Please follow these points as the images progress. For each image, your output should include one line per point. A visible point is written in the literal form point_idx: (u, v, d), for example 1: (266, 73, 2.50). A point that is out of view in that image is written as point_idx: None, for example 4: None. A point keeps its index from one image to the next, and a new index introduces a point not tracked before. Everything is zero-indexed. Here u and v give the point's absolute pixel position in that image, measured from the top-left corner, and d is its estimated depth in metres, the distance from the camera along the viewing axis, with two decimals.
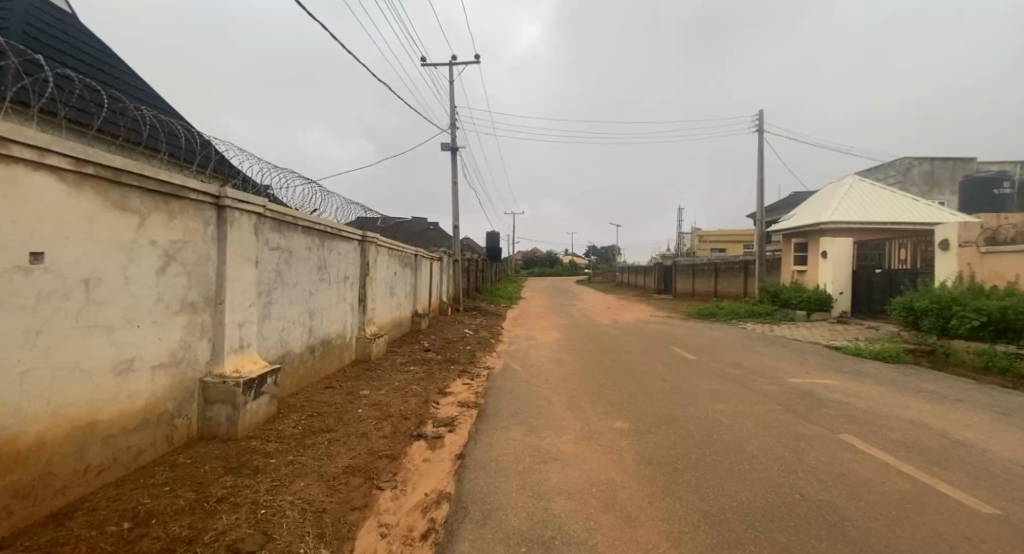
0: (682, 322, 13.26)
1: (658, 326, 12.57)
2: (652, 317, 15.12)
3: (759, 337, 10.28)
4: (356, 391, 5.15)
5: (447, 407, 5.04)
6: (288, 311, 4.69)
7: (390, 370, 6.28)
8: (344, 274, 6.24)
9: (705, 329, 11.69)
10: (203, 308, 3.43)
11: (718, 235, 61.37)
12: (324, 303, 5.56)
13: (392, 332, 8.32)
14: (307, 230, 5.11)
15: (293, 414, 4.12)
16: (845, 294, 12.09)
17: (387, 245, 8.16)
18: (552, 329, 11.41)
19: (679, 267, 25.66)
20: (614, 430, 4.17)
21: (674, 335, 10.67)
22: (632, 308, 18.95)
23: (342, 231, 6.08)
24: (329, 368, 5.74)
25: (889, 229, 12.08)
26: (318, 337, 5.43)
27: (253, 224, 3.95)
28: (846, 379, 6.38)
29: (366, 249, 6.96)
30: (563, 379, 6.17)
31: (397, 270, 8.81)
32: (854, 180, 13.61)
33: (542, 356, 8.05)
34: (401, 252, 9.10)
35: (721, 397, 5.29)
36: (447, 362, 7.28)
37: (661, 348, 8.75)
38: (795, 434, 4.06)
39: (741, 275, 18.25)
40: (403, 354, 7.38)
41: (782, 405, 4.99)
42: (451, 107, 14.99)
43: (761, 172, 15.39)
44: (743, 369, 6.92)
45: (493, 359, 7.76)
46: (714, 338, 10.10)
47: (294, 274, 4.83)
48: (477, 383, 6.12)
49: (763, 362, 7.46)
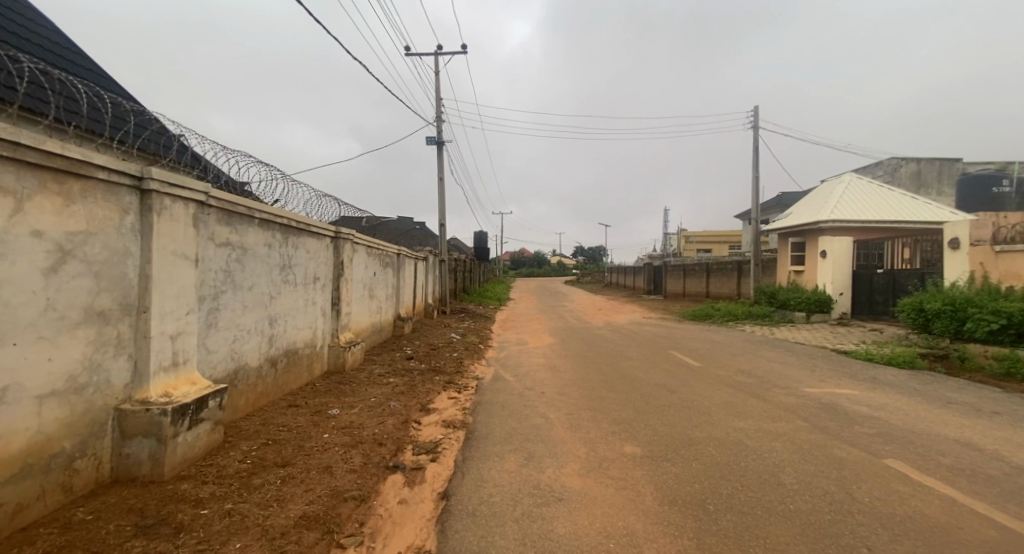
0: (678, 324, 12.77)
1: (653, 328, 12.05)
2: (646, 319, 14.62)
3: (760, 340, 9.80)
4: (324, 411, 4.45)
5: (430, 429, 4.37)
6: (240, 318, 3.98)
7: (366, 384, 5.59)
8: (313, 275, 5.54)
9: (703, 332, 11.19)
10: (120, 317, 2.72)
11: (705, 236, 61.65)
12: (288, 308, 4.87)
13: (371, 338, 7.63)
14: (266, 223, 4.41)
15: (242, 445, 3.42)
16: (845, 295, 11.71)
17: (365, 243, 7.44)
18: (543, 333, 10.80)
19: (670, 268, 25.30)
20: (625, 459, 3.56)
21: (672, 339, 10.14)
22: (624, 309, 18.46)
23: (310, 226, 5.37)
24: (295, 383, 5.04)
25: (890, 228, 11.74)
26: (280, 347, 4.74)
27: (192, 214, 3.25)
28: (866, 388, 5.89)
29: (339, 246, 6.25)
30: (560, 391, 5.55)
31: (377, 271, 8.12)
32: (851, 179, 13.28)
33: (535, 363, 7.43)
34: (381, 251, 8.40)
35: (738, 412, 4.73)
36: (432, 372, 6.61)
37: (661, 354, 8.19)
38: (835, 460, 3.50)
39: (734, 275, 17.89)
40: (382, 364, 6.69)
41: (808, 422, 4.44)
42: (438, 99, 14.29)
43: (755, 169, 15.02)
44: (753, 378, 6.38)
45: (482, 368, 7.12)
46: (714, 342, 9.60)
47: (249, 275, 4.12)
48: (464, 397, 5.46)
49: (773, 369, 6.94)
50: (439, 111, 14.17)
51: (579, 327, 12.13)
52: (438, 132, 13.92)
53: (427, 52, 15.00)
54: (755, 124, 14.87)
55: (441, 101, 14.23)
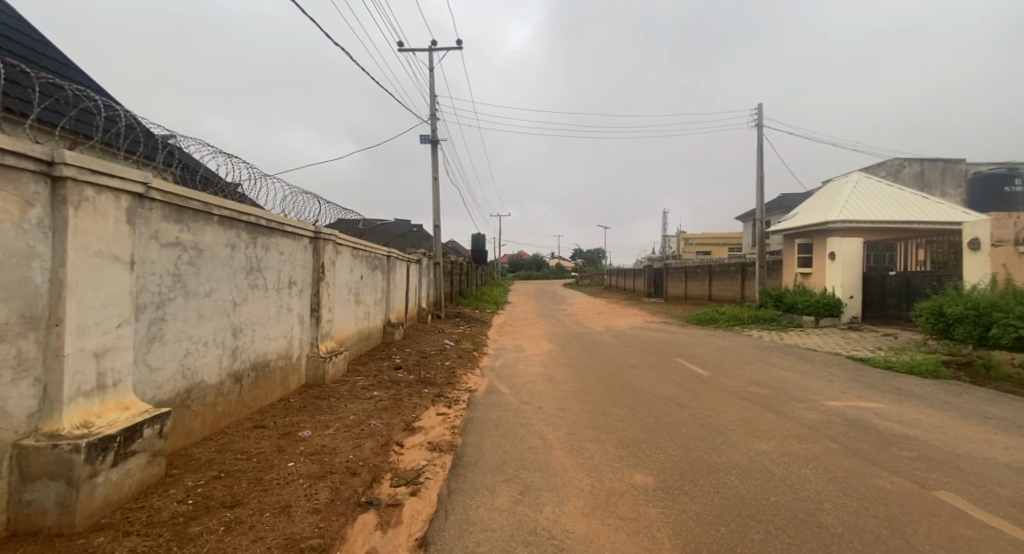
0: (681, 329, 12.31)
1: (656, 333, 11.56)
2: (648, 324, 14.15)
3: (770, 346, 9.32)
4: (293, 433, 3.95)
5: (413, 452, 3.87)
6: (194, 329, 3.48)
7: (346, 399, 5.08)
8: (288, 279, 5.04)
9: (708, 337, 10.71)
10: (20, 332, 2.21)
11: (702, 239, 61.36)
12: (256, 316, 4.37)
13: (357, 347, 7.12)
14: (228, 220, 3.92)
15: (187, 480, 2.92)
16: (855, 299, 11.18)
17: (351, 244, 6.94)
18: (542, 340, 10.31)
19: (670, 271, 24.86)
20: (636, 492, 3.06)
21: (677, 345, 9.67)
22: (625, 313, 18.00)
23: (284, 224, 4.87)
24: (264, 400, 4.53)
25: (901, 228, 11.30)
26: (247, 361, 4.23)
27: (125, 208, 2.75)
28: (893, 401, 5.40)
29: (319, 248, 5.76)
30: (559, 407, 5.06)
31: (364, 274, 7.62)
32: (858, 178, 12.86)
33: (532, 373, 6.93)
34: (369, 254, 7.91)
35: (759, 431, 4.24)
36: (420, 383, 6.10)
37: (667, 362, 7.70)
38: (879, 492, 3.02)
39: (738, 278, 17.44)
40: (367, 375, 6.18)
41: (838, 443, 3.95)
42: (432, 96, 13.83)
43: (760, 169, 14.58)
44: (769, 390, 5.89)
45: (475, 378, 6.62)
46: (721, 348, 9.13)
47: (206, 280, 3.63)
48: (455, 413, 4.97)
49: (788, 379, 6.46)
50: (433, 108, 13.71)
51: (579, 333, 11.64)
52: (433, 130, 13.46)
53: (422, 48, 14.54)
54: (759, 122, 14.45)
55: (435, 98, 13.78)
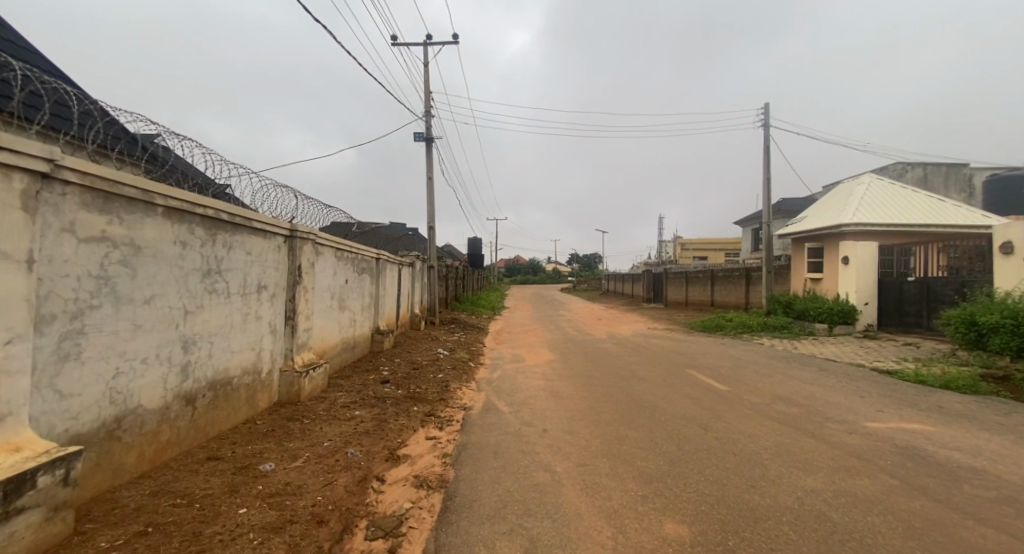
0: (687, 337, 11.75)
1: (661, 341, 10.99)
2: (651, 330, 13.58)
3: (784, 356, 8.77)
4: (253, 467, 3.31)
5: (396, 490, 3.25)
6: (128, 344, 2.85)
7: (321, 420, 4.44)
8: (256, 283, 4.41)
9: (717, 345, 10.15)
10: None
11: (699, 244, 61.06)
12: (215, 326, 3.75)
13: (339, 358, 6.49)
14: (178, 213, 3.29)
15: (102, 541, 2.28)
16: (870, 305, 10.71)
17: (334, 244, 6.31)
18: (542, 348, 9.72)
19: (670, 275, 24.34)
20: (671, 548, 2.47)
21: (685, 354, 9.09)
22: (625, 319, 17.45)
23: (251, 220, 4.25)
24: (223, 425, 3.88)
25: (917, 232, 10.80)
26: (202, 379, 3.60)
27: (26, 189, 2.13)
28: (938, 422, 4.84)
29: (295, 248, 5.13)
30: (567, 430, 4.45)
31: (350, 277, 6.99)
32: (870, 180, 12.38)
33: (533, 387, 6.31)
34: (356, 256, 7.31)
35: (801, 461, 3.65)
36: (408, 399, 5.48)
37: (679, 374, 7.10)
38: (972, 550, 2.43)
39: (742, 283, 16.91)
40: (348, 390, 5.55)
41: (897, 478, 3.38)
42: (426, 92, 13.21)
43: (766, 170, 14.09)
44: (797, 408, 5.30)
45: (470, 393, 6.00)
46: (734, 358, 8.55)
47: (146, 283, 3.00)
48: (446, 437, 4.34)
49: (815, 395, 5.88)
50: (428, 105, 13.12)
51: (581, 341, 11.04)
52: (427, 127, 12.87)
53: (415, 42, 13.94)
54: (766, 122, 13.95)
55: (430, 94, 13.18)
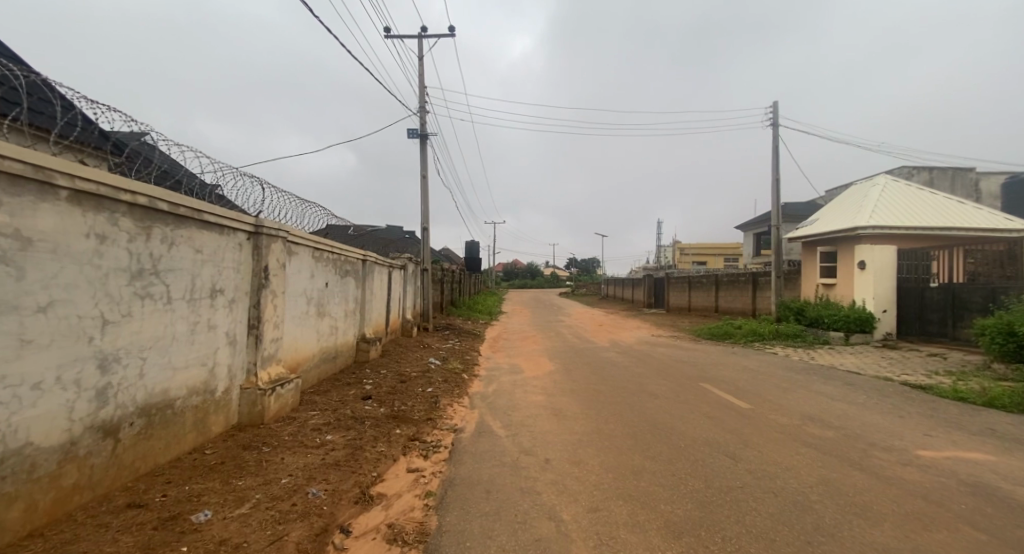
0: (694, 345, 11.14)
1: (668, 350, 10.37)
2: (656, 338, 12.96)
3: (802, 367, 8.14)
4: (184, 518, 2.63)
5: (364, 547, 2.58)
6: (7, 365, 2.17)
7: (283, 449, 3.76)
8: (208, 286, 3.74)
9: (728, 355, 9.53)
10: None
11: (699, 249, 60.59)
12: (148, 338, 3.08)
13: (314, 371, 5.81)
14: (91, 199, 2.63)
15: None
16: (889, 313, 10.16)
17: (312, 243, 5.66)
18: (542, 357, 9.08)
19: (673, 280, 23.75)
20: None
21: (696, 364, 8.47)
22: (627, 325, 16.82)
23: (202, 212, 3.58)
24: (159, 457, 3.20)
25: (937, 235, 10.23)
26: (128, 405, 2.92)
27: None
28: (997, 448, 4.21)
29: (260, 246, 4.46)
30: (572, 461, 3.78)
31: (331, 280, 6.34)
32: (885, 182, 11.82)
33: (532, 404, 5.65)
34: (339, 258, 6.67)
35: (857, 505, 3.01)
36: (391, 419, 4.80)
37: (693, 389, 6.46)
38: None
39: (748, 289, 16.33)
40: (322, 410, 4.87)
41: (979, 527, 2.74)
42: (420, 87, 12.62)
43: (775, 171, 13.53)
44: (833, 430, 4.66)
45: (462, 411, 5.33)
46: (749, 370, 7.92)
47: (38, 286, 2.32)
48: (431, 470, 3.68)
49: (847, 414, 5.25)
50: (422, 101, 12.52)
51: (583, 349, 10.38)
52: (422, 124, 12.26)
53: (409, 35, 13.36)
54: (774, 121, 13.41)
55: (424, 89, 12.58)
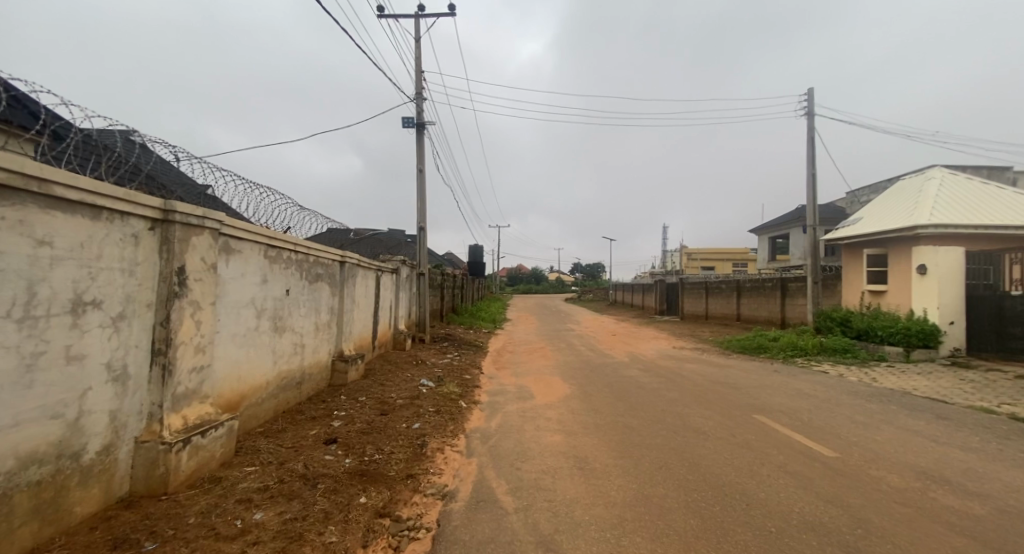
0: (725, 360, 9.79)
1: (698, 367, 9.02)
2: (678, 350, 11.64)
3: (868, 392, 6.78)
4: None
5: None
6: None
7: (176, 547, 2.45)
8: (64, 295, 2.44)
9: (770, 374, 8.18)
10: None
11: (707, 254, 59.09)
12: None
13: (265, 404, 4.54)
14: None
15: None
16: (956, 325, 8.83)
17: (262, 239, 4.37)
18: (554, 376, 7.78)
19: (687, 286, 22.39)
20: None
21: (737, 387, 7.13)
22: (642, 334, 15.47)
23: (47, 178, 2.28)
24: None
25: (1011, 236, 8.86)
26: None
27: None
28: None
29: (170, 239, 3.15)
30: None
31: (293, 287, 5.07)
32: (942, 176, 10.47)
33: (548, 448, 4.33)
34: (308, 259, 5.46)
35: None
36: (356, 479, 3.50)
37: (749, 424, 5.12)
38: None
39: (775, 296, 14.97)
40: (263, 464, 3.57)
41: None
42: (418, 71, 11.40)
43: (811, 165, 12.19)
44: (973, 500, 3.33)
45: (455, 462, 4.01)
46: (806, 395, 6.56)
47: None
48: None
49: (973, 468, 3.91)
50: (419, 87, 11.35)
51: (600, 365, 9.05)
52: (419, 112, 11.08)
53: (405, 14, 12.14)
54: (810, 110, 12.07)
55: (422, 74, 11.39)
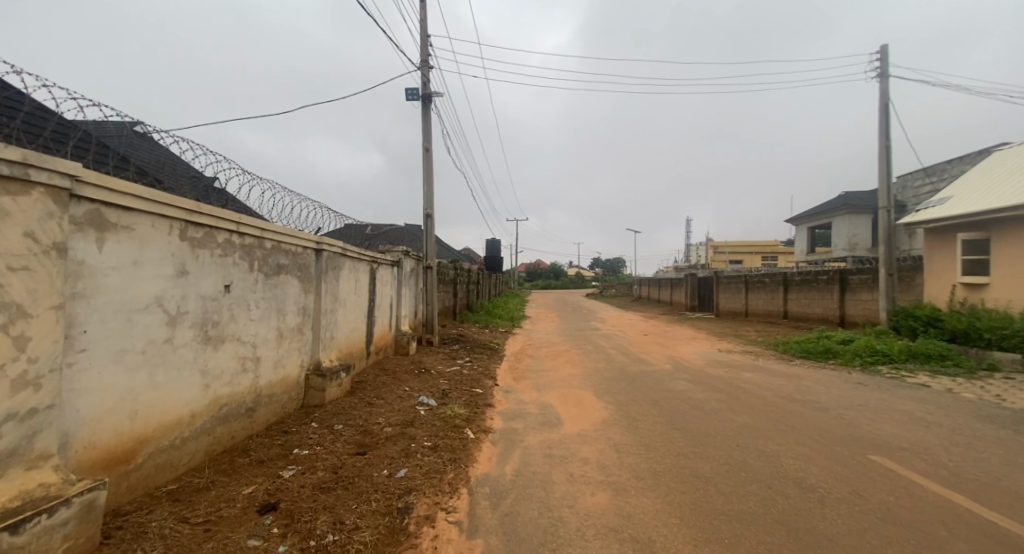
0: (789, 368, 8.16)
1: (759, 378, 7.42)
2: (725, 354, 10.01)
3: (1005, 417, 5.13)
4: None
5: None
6: None
7: None
8: None
9: (856, 390, 6.54)
10: None
11: (736, 247, 56.41)
12: None
13: (186, 447, 3.22)
14: None
15: None
16: None
17: (176, 212, 3.04)
18: (584, 390, 6.36)
19: (723, 280, 20.54)
20: None
21: (823, 408, 5.55)
22: (678, 334, 13.83)
23: None
24: None
25: None
26: None
27: None
28: None
29: None
30: None
31: (238, 282, 3.75)
32: None
33: (590, 521, 2.89)
34: (264, 245, 4.13)
35: None
36: None
37: (877, 477, 3.55)
38: None
39: (833, 291, 13.13)
40: None
41: None
42: (424, 37, 10.05)
43: (886, 136, 10.34)
44: None
45: (448, 547, 2.61)
46: (925, 422, 4.94)
47: None
48: None
49: None
50: (425, 55, 9.99)
51: (638, 375, 7.54)
52: (424, 83, 9.74)
53: None
54: (885, 70, 10.25)
55: (428, 39, 10.01)
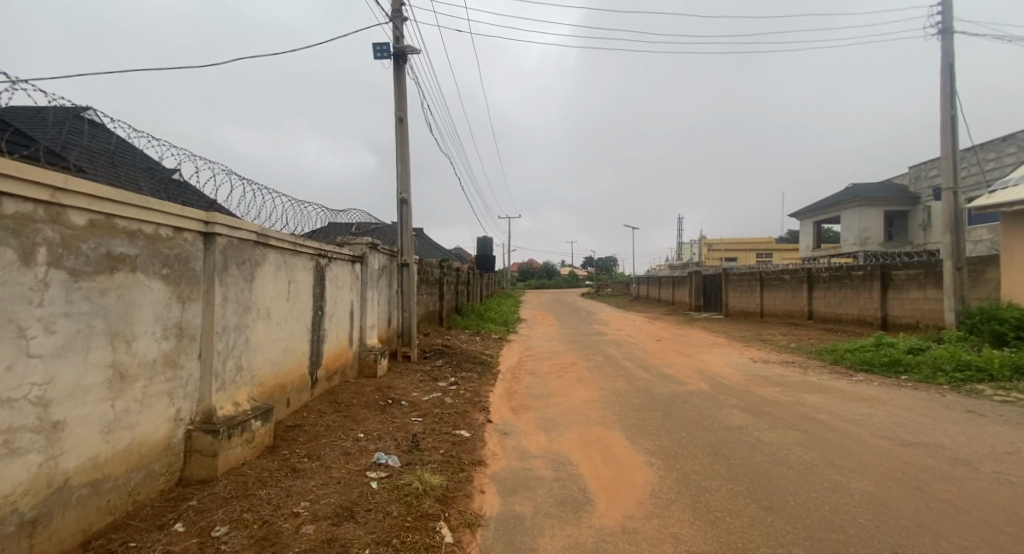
0: (858, 387, 6.47)
1: (831, 404, 5.69)
2: (764, 368, 8.28)
3: None
4: None
5: None
6: None
7: None
8: None
9: (976, 422, 4.85)
10: None
11: (732, 244, 55.27)
12: None
13: None
14: None
15: None
16: None
17: None
18: (609, 430, 4.62)
19: (732, 278, 18.98)
20: None
21: (961, 458, 3.85)
22: (693, 341, 12.15)
23: None
24: None
25: None
26: None
27: None
28: None
29: None
30: None
31: None
32: None
33: None
34: (64, 220, 2.27)
35: None
36: None
37: None
38: None
39: (871, 289, 11.55)
40: None
41: None
42: None
43: (950, 104, 8.74)
44: None
45: None
46: None
47: None
48: None
49: None
50: (398, 5, 8.19)
51: (672, 402, 5.77)
52: (397, 38, 7.92)
53: None
54: (948, 25, 8.66)
55: None
